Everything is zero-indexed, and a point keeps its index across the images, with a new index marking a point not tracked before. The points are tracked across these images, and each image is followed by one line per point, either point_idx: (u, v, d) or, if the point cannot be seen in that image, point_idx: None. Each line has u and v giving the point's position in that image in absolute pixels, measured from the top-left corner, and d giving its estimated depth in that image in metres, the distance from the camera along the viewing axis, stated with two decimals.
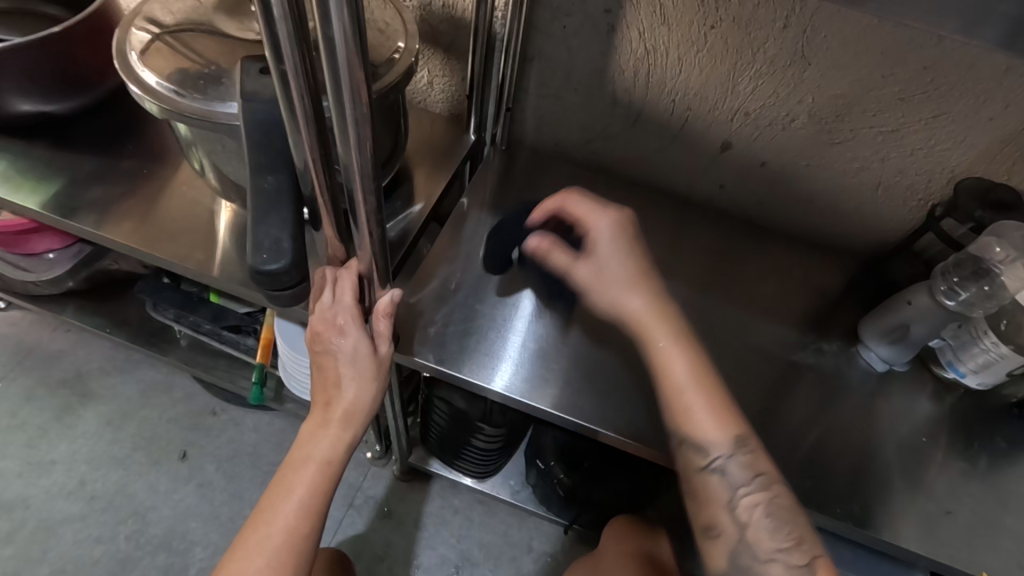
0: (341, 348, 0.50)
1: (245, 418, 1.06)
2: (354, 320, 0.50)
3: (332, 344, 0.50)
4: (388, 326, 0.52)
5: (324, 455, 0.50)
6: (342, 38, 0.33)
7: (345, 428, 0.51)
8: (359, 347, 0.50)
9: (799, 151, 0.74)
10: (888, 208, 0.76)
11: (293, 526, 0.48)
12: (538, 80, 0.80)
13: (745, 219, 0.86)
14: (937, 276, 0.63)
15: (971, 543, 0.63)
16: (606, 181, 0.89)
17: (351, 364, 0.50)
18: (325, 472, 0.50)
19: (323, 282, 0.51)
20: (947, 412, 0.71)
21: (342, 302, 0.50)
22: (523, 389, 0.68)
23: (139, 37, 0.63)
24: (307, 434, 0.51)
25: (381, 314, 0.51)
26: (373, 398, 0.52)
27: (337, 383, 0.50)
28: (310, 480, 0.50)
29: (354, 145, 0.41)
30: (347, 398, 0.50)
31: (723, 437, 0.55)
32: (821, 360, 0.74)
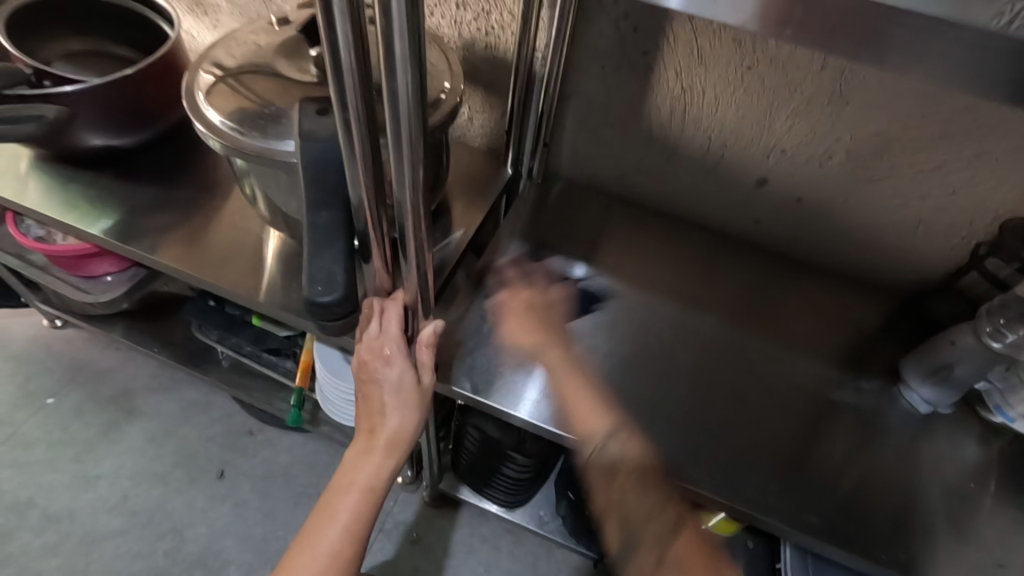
0: (385, 377, 0.51)
1: (280, 439, 1.08)
2: (398, 350, 0.52)
3: (377, 372, 0.52)
4: (430, 356, 0.53)
5: (367, 481, 0.52)
6: (405, 91, 0.36)
7: (388, 456, 0.52)
8: (403, 376, 0.52)
9: (836, 188, 0.74)
10: (930, 245, 0.75)
11: (336, 551, 0.50)
12: (575, 117, 0.82)
13: (779, 254, 0.86)
14: (981, 317, 0.62)
15: None
16: (639, 214, 0.90)
17: (396, 393, 0.52)
18: (367, 500, 0.52)
19: (368, 311, 0.52)
20: (996, 456, 0.69)
21: (387, 332, 0.52)
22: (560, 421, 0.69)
23: (205, 78, 0.67)
24: (352, 461, 0.52)
25: (424, 344, 0.53)
26: (414, 426, 0.53)
27: (381, 412, 0.52)
28: (352, 506, 0.51)
29: (408, 186, 0.43)
30: (390, 426, 0.52)
31: (598, 431, 0.65)
32: (860, 399, 0.73)
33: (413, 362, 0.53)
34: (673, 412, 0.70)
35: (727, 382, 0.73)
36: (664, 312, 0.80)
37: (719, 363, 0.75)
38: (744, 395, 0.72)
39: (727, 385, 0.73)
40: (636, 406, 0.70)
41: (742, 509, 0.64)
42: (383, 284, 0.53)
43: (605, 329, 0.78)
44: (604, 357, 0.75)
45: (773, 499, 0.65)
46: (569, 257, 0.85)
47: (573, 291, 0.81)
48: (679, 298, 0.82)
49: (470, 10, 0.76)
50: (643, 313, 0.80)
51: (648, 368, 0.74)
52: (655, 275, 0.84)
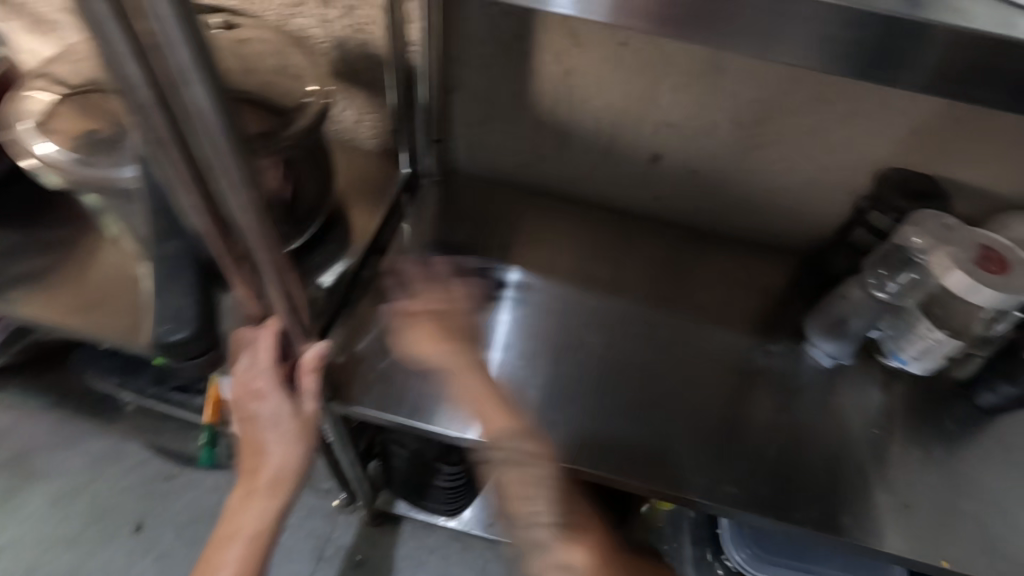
0: (261, 413, 0.49)
1: (202, 479, 1.02)
2: (273, 382, 0.48)
3: (251, 409, 0.49)
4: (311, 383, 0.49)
5: (252, 526, 0.50)
6: (205, 104, 0.32)
7: (273, 497, 0.50)
8: (279, 410, 0.49)
9: (726, 157, 0.75)
10: (819, 204, 0.77)
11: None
12: (463, 109, 0.79)
13: (683, 227, 0.86)
14: (866, 270, 0.65)
15: (934, 532, 0.63)
16: (545, 202, 0.88)
17: (275, 429, 0.49)
18: (254, 545, 0.50)
19: (238, 343, 0.49)
20: (898, 399, 0.72)
21: (259, 364, 0.49)
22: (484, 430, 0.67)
23: (38, 100, 0.60)
24: (236, 508, 0.50)
25: (303, 371, 0.49)
26: (299, 461, 0.50)
27: (261, 451, 0.49)
28: (238, 555, 0.50)
29: (243, 208, 0.39)
30: (271, 463, 0.50)
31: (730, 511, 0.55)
32: (769, 362, 0.74)
33: (293, 393, 0.49)
34: (590, 400, 0.70)
35: (641, 362, 0.73)
36: (575, 299, 0.79)
37: (633, 344, 0.75)
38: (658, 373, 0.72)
39: (639, 365, 0.73)
40: (554, 401, 0.69)
41: (664, 491, 0.63)
42: (252, 312, 0.49)
43: (519, 326, 0.76)
44: (518, 354, 0.73)
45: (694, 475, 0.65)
46: (476, 253, 0.83)
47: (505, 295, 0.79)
48: (589, 283, 0.81)
49: (335, 6, 0.72)
50: (555, 303, 0.78)
51: (564, 358, 0.73)
52: (564, 263, 0.83)
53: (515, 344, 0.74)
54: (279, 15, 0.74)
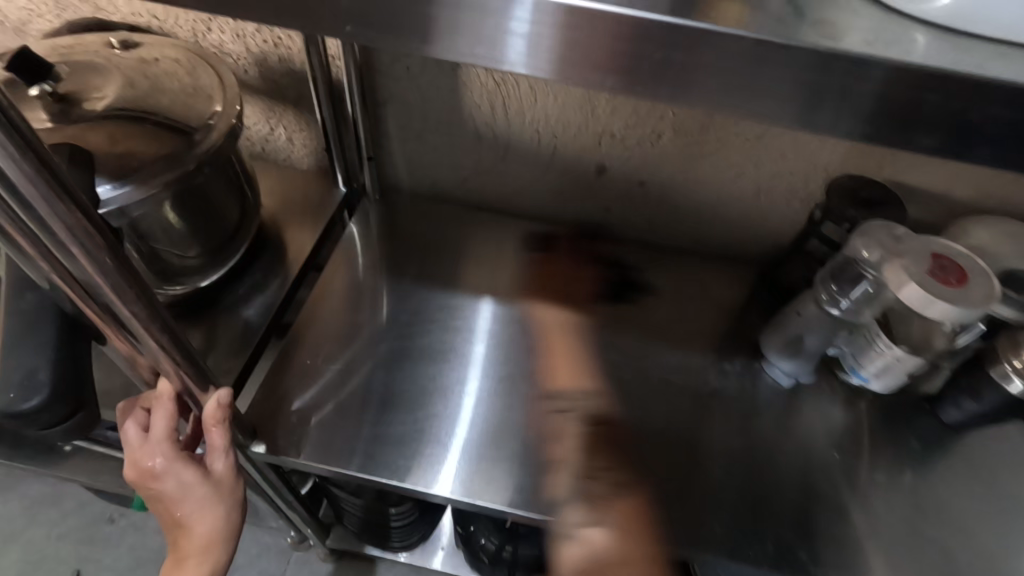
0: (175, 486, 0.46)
1: (146, 520, 0.96)
2: (172, 454, 0.45)
3: (155, 488, 0.46)
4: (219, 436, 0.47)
5: None
6: (0, 145, 0.28)
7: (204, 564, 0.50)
8: (191, 484, 0.46)
9: (672, 167, 0.71)
10: (773, 214, 0.73)
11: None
12: (396, 124, 0.75)
13: (636, 240, 0.83)
14: (817, 285, 0.61)
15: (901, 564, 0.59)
16: (492, 220, 0.84)
17: (185, 500, 0.47)
18: None
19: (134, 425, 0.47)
20: (860, 418, 0.68)
21: (152, 438, 0.46)
22: (431, 478, 0.62)
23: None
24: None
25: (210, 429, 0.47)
26: (226, 524, 0.49)
27: (180, 524, 0.48)
28: None
29: (84, 256, 0.35)
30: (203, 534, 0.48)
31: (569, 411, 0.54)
32: (726, 383, 0.70)
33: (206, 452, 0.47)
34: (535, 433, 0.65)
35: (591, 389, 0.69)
36: (524, 323, 0.75)
37: None
38: (609, 400, 0.68)
39: None
40: (504, 439, 0.65)
41: None
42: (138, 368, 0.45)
43: (475, 359, 0.71)
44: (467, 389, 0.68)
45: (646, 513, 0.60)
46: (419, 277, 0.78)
47: (478, 329, 0.74)
48: None
49: (250, 21, 0.67)
50: (508, 329, 0.74)
51: (518, 389, 0.68)
52: (511, 284, 0.79)
53: (474, 381, 0.69)
54: (193, 30, 0.69)
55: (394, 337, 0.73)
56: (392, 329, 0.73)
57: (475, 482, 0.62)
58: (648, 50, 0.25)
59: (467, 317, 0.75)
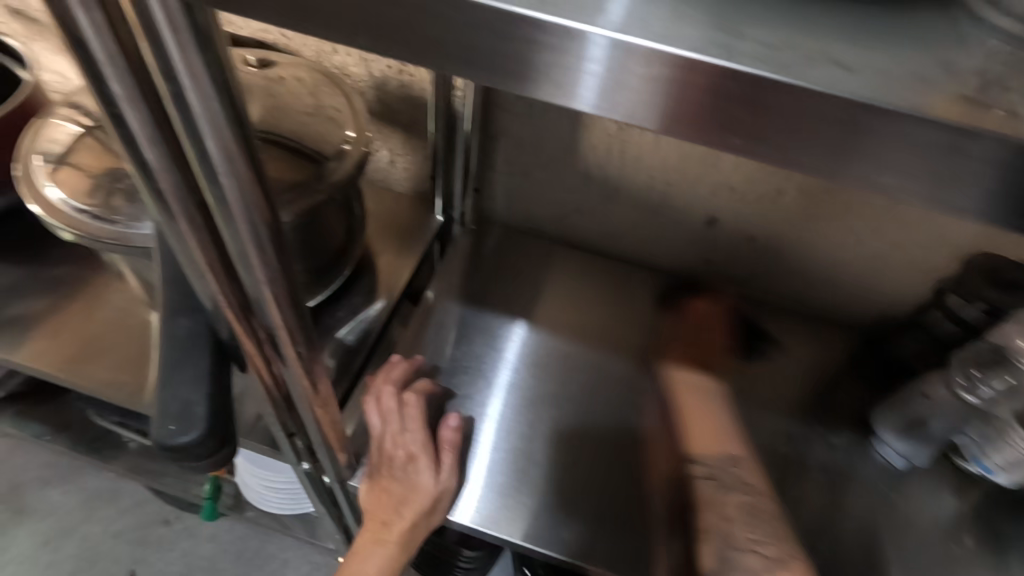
0: (420, 471, 0.57)
1: (201, 526, 0.96)
2: (426, 445, 0.58)
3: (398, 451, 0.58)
4: (458, 423, 0.60)
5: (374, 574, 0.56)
6: (236, 201, 0.28)
7: (397, 550, 0.56)
8: (424, 455, 0.58)
9: (788, 226, 0.69)
10: (890, 282, 0.70)
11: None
12: (505, 158, 0.74)
13: (734, 293, 0.80)
14: (955, 367, 0.57)
15: None
16: (585, 258, 0.83)
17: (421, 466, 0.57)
18: None
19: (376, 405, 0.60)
20: (973, 508, 0.65)
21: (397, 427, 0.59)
22: (496, 519, 0.61)
23: (67, 130, 0.58)
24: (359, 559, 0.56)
25: (444, 447, 0.59)
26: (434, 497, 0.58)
27: (400, 499, 0.57)
28: None
29: (272, 302, 0.34)
30: (430, 515, 0.57)
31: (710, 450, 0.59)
32: (831, 456, 0.68)
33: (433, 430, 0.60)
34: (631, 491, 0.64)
35: None
36: (614, 370, 0.73)
37: None
38: None
39: None
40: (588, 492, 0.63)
41: None
42: (396, 374, 0.63)
43: (558, 401, 0.70)
44: (553, 437, 0.67)
45: None
46: (512, 313, 0.77)
47: (514, 356, 0.73)
48: (629, 352, 0.75)
49: None
50: (594, 376, 0.73)
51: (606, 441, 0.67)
52: (602, 328, 0.77)
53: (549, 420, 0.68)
54: (319, 51, 0.70)
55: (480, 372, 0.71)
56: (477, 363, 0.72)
57: (542, 528, 0.61)
58: (728, 107, 0.19)
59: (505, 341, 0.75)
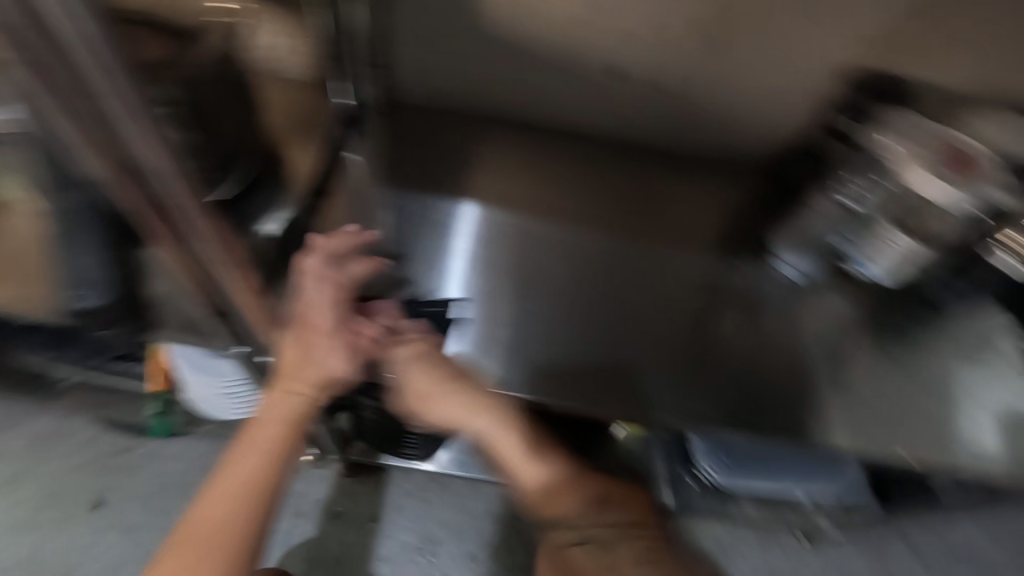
0: (319, 351, 0.53)
1: (162, 448, 0.97)
2: (333, 332, 0.53)
3: (301, 331, 0.53)
4: (373, 331, 0.56)
5: (285, 412, 0.53)
6: (88, 34, 0.29)
7: (315, 394, 0.54)
8: (334, 336, 0.53)
9: (689, 69, 0.70)
10: (784, 115, 0.74)
11: (226, 516, 0.47)
12: (403, 28, 0.72)
13: (646, 149, 0.83)
14: (838, 179, 0.64)
15: (897, 429, 0.66)
16: (502, 130, 0.82)
17: (321, 356, 0.53)
18: (285, 434, 0.52)
19: (301, 270, 0.54)
20: (860, 308, 0.73)
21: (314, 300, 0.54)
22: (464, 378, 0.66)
23: None
24: (274, 397, 0.53)
25: (347, 345, 0.54)
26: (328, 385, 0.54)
27: (297, 372, 0.53)
28: (272, 437, 0.52)
29: (158, 154, 0.36)
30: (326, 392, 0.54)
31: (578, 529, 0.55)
32: (741, 281, 0.74)
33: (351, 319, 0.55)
34: (562, 334, 0.70)
35: (612, 293, 0.73)
36: (541, 233, 0.76)
37: (595, 275, 0.73)
38: (630, 302, 0.72)
39: (612, 296, 0.72)
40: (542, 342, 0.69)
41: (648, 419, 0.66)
42: (338, 247, 0.58)
43: (498, 269, 0.73)
44: (498, 299, 0.71)
45: (672, 405, 0.67)
46: (434, 191, 0.77)
47: (461, 229, 0.76)
48: (553, 215, 0.77)
49: None
50: (525, 242, 0.75)
51: (547, 295, 0.72)
52: (525, 195, 0.78)
53: (492, 283, 0.72)
54: None
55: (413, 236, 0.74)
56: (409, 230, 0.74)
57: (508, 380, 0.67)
58: None
59: (436, 215, 0.76)
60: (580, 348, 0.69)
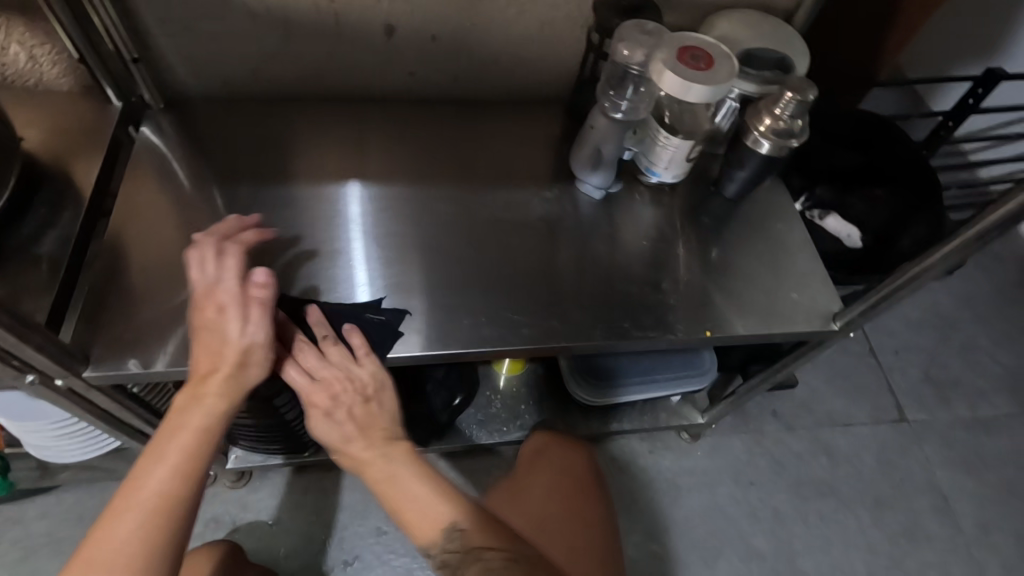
0: (227, 319, 0.57)
1: (21, 513, 0.90)
2: (237, 297, 0.58)
3: (208, 304, 0.58)
4: (265, 278, 0.59)
5: (200, 422, 0.55)
6: None
7: (223, 398, 0.56)
8: (232, 308, 0.57)
9: (456, 13, 0.72)
10: (559, 42, 0.78)
11: (166, 488, 0.52)
12: (155, 16, 0.68)
13: (450, 99, 0.84)
14: (600, 96, 0.68)
15: (716, 299, 0.74)
16: (305, 106, 0.81)
17: (235, 321, 0.57)
18: (201, 439, 0.55)
19: (200, 253, 0.60)
20: (665, 210, 0.80)
21: (222, 278, 0.59)
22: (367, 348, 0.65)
23: None
24: (185, 404, 0.56)
25: (253, 304, 0.58)
26: (249, 351, 0.57)
27: (218, 354, 0.56)
28: (185, 446, 0.54)
29: None
30: (245, 368, 0.57)
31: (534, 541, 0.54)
32: (556, 208, 0.78)
33: (243, 281, 0.59)
34: (404, 285, 0.70)
35: (437, 241, 0.73)
36: (370, 195, 0.75)
37: (414, 226, 0.74)
38: (454, 246, 0.73)
39: (437, 246, 0.73)
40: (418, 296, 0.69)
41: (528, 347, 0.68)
42: (227, 230, 0.64)
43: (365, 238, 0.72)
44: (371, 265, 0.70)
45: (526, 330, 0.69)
46: (236, 175, 0.74)
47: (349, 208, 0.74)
48: (369, 178, 0.77)
49: None
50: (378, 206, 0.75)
51: (413, 253, 0.72)
52: (337, 164, 0.77)
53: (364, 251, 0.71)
54: None
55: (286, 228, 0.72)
56: (261, 220, 0.71)
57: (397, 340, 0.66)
58: None
59: (281, 198, 0.74)
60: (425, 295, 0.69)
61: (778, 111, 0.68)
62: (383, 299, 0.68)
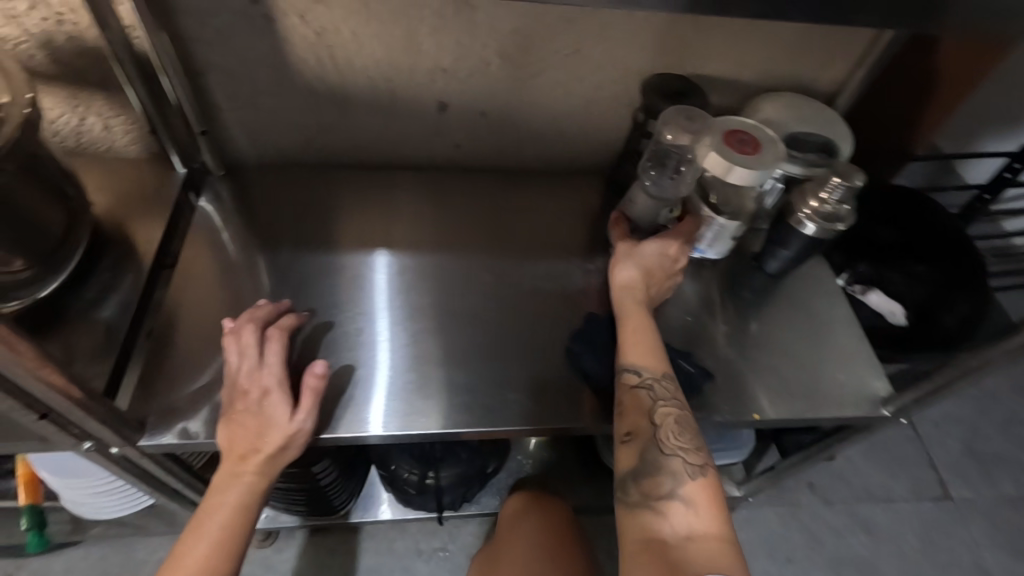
0: (273, 406, 0.57)
1: (49, 565, 0.90)
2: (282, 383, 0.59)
3: (254, 391, 0.58)
4: (323, 369, 0.60)
5: (236, 500, 0.56)
6: None
7: (259, 475, 0.57)
8: (277, 392, 0.58)
9: (507, 92, 0.75)
10: (603, 120, 0.81)
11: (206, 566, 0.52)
12: (223, 92, 0.72)
13: (493, 168, 0.86)
14: (641, 174, 0.70)
15: (760, 376, 0.73)
16: (352, 173, 0.83)
17: (280, 406, 0.58)
18: (237, 517, 0.55)
19: (238, 337, 0.60)
20: (705, 284, 0.80)
21: (268, 365, 0.59)
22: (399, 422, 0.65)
23: None
24: (222, 483, 0.56)
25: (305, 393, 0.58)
26: (291, 435, 0.58)
27: (257, 434, 0.57)
28: (223, 522, 0.55)
29: None
30: (284, 449, 0.58)
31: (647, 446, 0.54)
32: (596, 279, 0.79)
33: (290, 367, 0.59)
34: (442, 356, 0.70)
35: (477, 311, 0.74)
36: (409, 264, 0.77)
37: (457, 296, 0.75)
38: (496, 317, 0.74)
39: (479, 316, 0.74)
40: (451, 368, 0.69)
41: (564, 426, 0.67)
42: (266, 315, 0.64)
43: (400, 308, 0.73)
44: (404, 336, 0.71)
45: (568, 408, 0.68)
46: (286, 242, 0.77)
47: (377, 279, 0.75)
48: (414, 245, 0.79)
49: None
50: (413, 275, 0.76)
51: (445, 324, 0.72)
52: (381, 231, 0.79)
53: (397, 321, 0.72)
54: None
55: (324, 296, 0.73)
56: (305, 288, 0.73)
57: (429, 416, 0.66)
58: None
59: (321, 264, 0.76)
60: (466, 368, 0.70)
61: (823, 196, 0.68)
62: (417, 372, 0.68)
